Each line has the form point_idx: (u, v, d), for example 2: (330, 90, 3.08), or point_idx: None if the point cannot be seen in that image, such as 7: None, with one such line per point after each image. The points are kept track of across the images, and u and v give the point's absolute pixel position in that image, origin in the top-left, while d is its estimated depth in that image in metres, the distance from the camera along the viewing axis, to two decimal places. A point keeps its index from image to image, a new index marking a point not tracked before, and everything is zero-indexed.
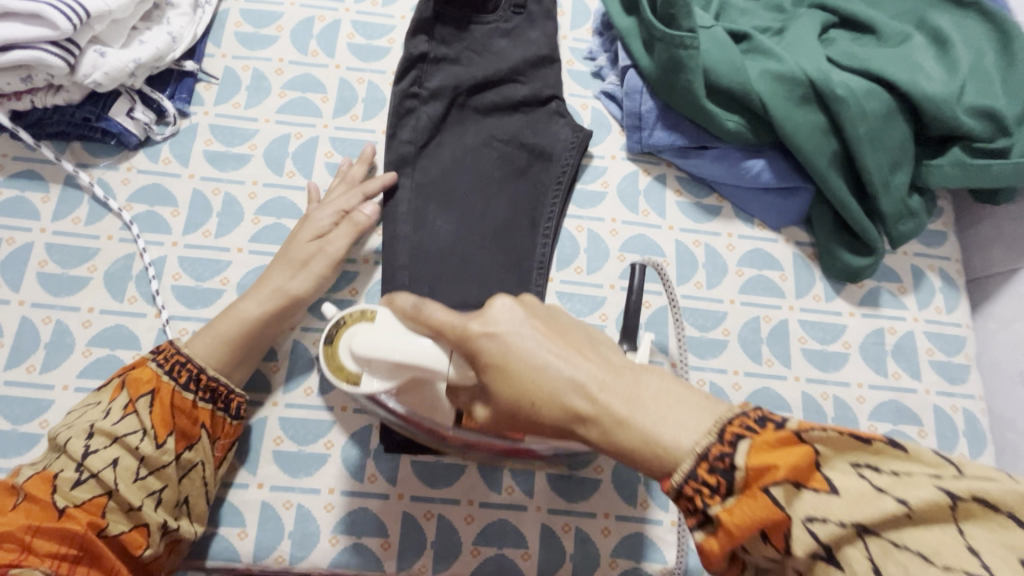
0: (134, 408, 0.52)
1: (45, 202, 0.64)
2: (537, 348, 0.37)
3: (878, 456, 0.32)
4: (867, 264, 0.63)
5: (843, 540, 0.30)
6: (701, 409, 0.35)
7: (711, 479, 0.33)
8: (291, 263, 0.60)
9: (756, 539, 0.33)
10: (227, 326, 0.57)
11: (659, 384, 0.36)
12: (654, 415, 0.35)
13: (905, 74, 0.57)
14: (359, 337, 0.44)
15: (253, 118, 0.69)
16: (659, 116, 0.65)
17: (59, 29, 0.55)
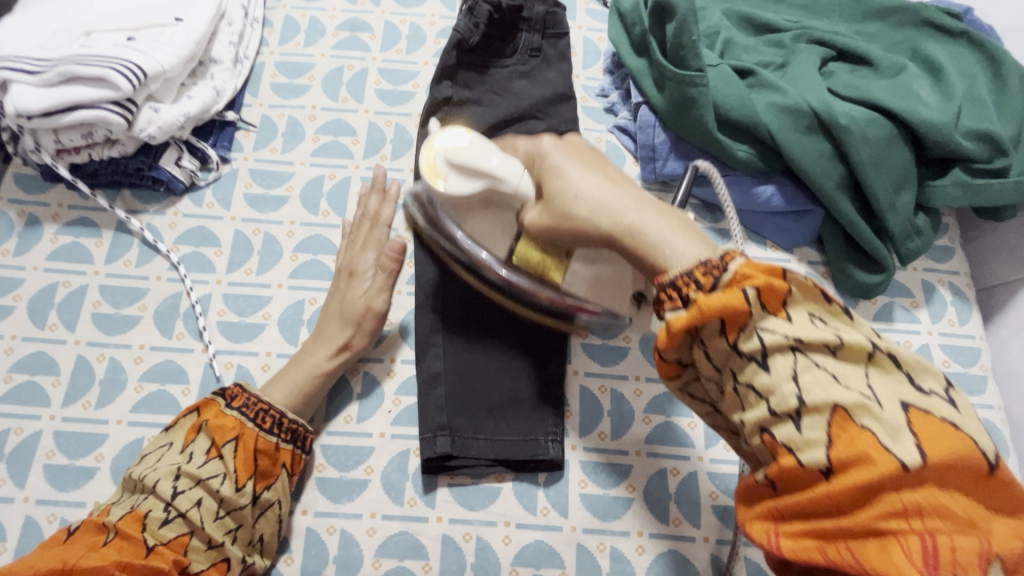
0: (219, 452, 0.55)
1: (99, 246, 0.69)
2: (581, 172, 0.48)
3: (831, 314, 0.38)
4: (880, 280, 0.65)
5: (775, 350, 0.35)
6: (704, 242, 0.42)
7: (703, 280, 0.38)
8: (348, 318, 0.63)
9: (715, 329, 0.38)
10: (298, 376, 0.61)
11: (678, 218, 0.44)
12: (667, 232, 0.42)
13: (904, 102, 0.61)
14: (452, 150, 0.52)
15: (290, 162, 0.74)
16: (672, 147, 0.68)
17: (120, 90, 0.60)
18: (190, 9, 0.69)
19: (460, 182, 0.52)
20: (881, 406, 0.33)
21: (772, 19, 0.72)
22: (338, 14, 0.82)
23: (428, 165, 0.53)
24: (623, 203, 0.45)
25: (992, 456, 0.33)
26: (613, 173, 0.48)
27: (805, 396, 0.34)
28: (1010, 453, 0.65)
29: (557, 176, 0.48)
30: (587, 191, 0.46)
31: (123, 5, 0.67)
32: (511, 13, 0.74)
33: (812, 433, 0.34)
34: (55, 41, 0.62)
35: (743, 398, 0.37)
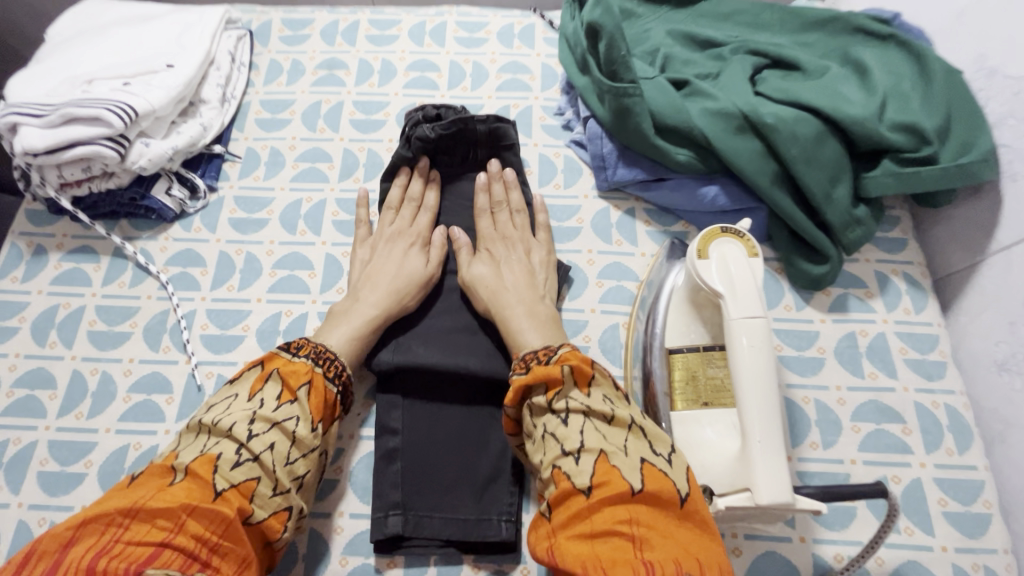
0: (293, 398, 0.56)
1: (97, 270, 0.75)
2: (512, 283, 0.68)
3: (619, 398, 0.55)
4: (827, 271, 0.68)
5: (574, 412, 0.53)
6: (557, 335, 0.62)
7: (541, 357, 0.58)
8: (416, 279, 0.69)
9: (543, 391, 0.55)
10: (352, 323, 0.65)
11: (550, 312, 0.65)
12: (541, 331, 0.62)
13: (828, 101, 0.65)
14: (733, 258, 0.56)
15: (271, 188, 0.80)
16: (620, 156, 0.73)
17: (113, 127, 0.68)
18: (180, 57, 0.78)
19: (720, 272, 0.55)
20: (620, 456, 0.49)
21: (712, 35, 0.77)
22: (318, 55, 0.90)
23: (704, 240, 0.58)
24: (516, 296, 0.66)
25: (684, 492, 0.48)
26: (523, 275, 0.69)
27: (585, 442, 0.51)
28: (974, 438, 0.64)
29: (499, 284, 0.68)
30: (515, 309, 0.65)
31: (122, 56, 0.76)
32: (456, 134, 0.74)
33: (583, 466, 0.49)
34: (61, 90, 0.70)
35: (545, 442, 0.53)
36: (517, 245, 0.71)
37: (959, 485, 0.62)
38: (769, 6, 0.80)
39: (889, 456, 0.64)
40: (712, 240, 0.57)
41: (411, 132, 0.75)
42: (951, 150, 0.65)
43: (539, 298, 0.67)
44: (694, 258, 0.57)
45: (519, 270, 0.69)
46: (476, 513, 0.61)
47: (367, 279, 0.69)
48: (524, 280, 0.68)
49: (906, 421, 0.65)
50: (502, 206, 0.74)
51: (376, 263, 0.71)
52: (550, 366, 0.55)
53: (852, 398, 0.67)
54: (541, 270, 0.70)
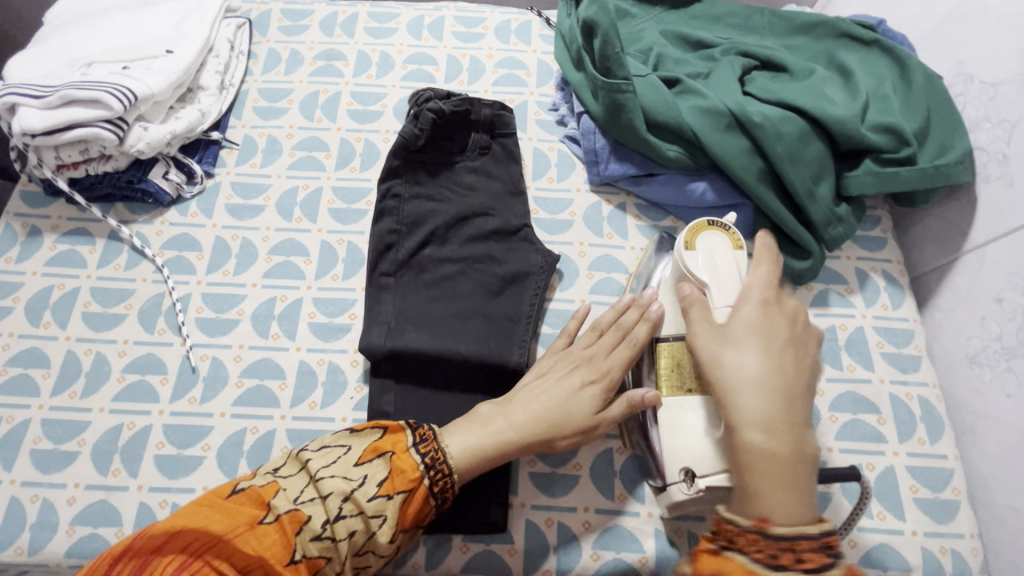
0: (389, 493, 0.54)
1: (92, 252, 0.76)
2: (751, 364, 0.47)
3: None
4: (808, 266, 0.70)
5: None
6: (793, 489, 0.42)
7: (808, 556, 0.39)
8: (574, 421, 0.60)
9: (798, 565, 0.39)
10: (483, 432, 0.60)
11: (791, 453, 0.44)
12: (771, 496, 0.42)
13: (813, 102, 0.67)
14: (719, 251, 0.58)
15: (268, 175, 0.81)
16: (612, 151, 0.75)
17: (113, 110, 0.69)
18: (180, 43, 0.78)
19: (704, 262, 0.58)
20: None
21: (704, 36, 0.80)
22: (316, 46, 0.91)
23: (691, 233, 0.59)
24: (762, 404, 0.45)
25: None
26: (792, 361, 0.47)
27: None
28: (946, 428, 0.67)
29: (756, 353, 0.47)
30: (753, 389, 0.46)
31: (121, 41, 0.76)
32: (457, 118, 0.77)
33: None
34: (60, 72, 0.71)
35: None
36: (768, 286, 0.52)
37: (930, 473, 0.65)
38: (760, 10, 0.83)
39: (864, 444, 0.66)
40: (698, 233, 0.60)
41: (420, 107, 0.75)
42: (928, 153, 0.67)
43: (787, 371, 0.47)
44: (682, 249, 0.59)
45: (775, 317, 0.50)
46: (465, 495, 0.63)
47: (476, 409, 0.62)
48: (790, 356, 0.48)
49: (881, 411, 0.68)
50: (760, 272, 0.53)
51: (544, 381, 0.63)
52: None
53: (830, 389, 0.69)
54: (803, 345, 0.49)
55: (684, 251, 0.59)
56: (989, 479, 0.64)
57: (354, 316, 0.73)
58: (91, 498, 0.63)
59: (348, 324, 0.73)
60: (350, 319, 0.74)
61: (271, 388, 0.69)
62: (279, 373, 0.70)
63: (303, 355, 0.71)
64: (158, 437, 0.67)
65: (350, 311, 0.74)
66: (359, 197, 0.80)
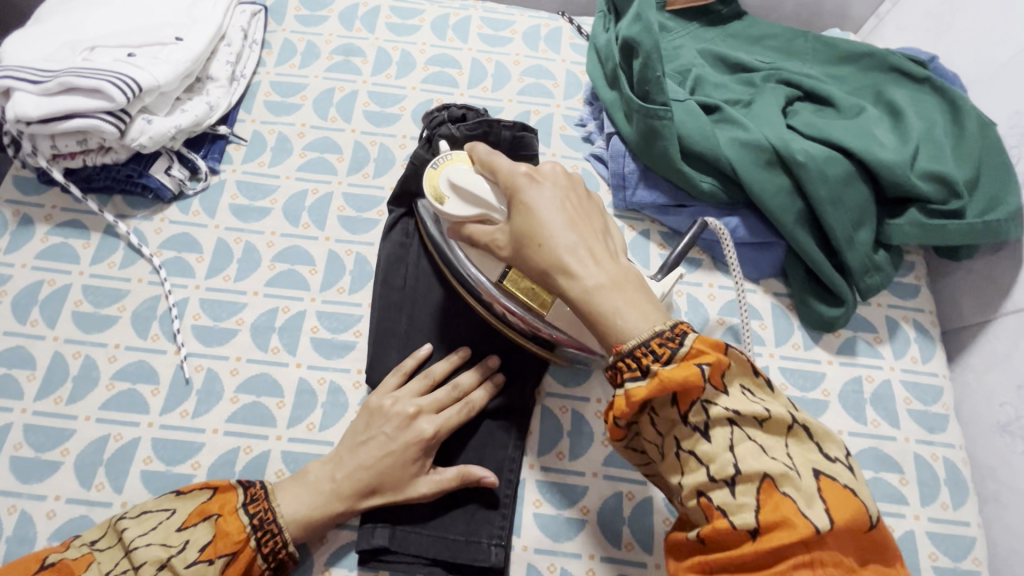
0: (209, 559, 0.54)
1: (86, 247, 0.72)
2: (557, 229, 0.46)
3: (757, 386, 0.43)
4: (840, 314, 0.67)
5: (713, 420, 0.41)
6: (644, 320, 0.43)
7: (661, 352, 0.41)
8: (395, 483, 0.58)
9: (665, 401, 0.42)
10: (314, 493, 0.58)
11: (627, 279, 0.45)
12: (624, 317, 0.43)
13: (861, 143, 0.64)
14: (456, 171, 0.56)
15: (276, 175, 0.77)
16: (641, 177, 0.71)
17: (114, 101, 0.64)
18: (190, 30, 0.73)
19: (461, 199, 0.55)
20: (761, 445, 0.40)
21: (745, 60, 0.76)
22: (334, 39, 0.86)
23: (434, 186, 0.58)
24: (576, 257, 0.44)
25: (873, 517, 0.40)
26: (575, 206, 0.48)
27: (742, 465, 0.40)
28: (970, 494, 0.64)
29: (539, 213, 0.47)
30: (568, 248, 0.45)
31: (128, 24, 0.71)
32: (474, 142, 0.72)
33: (720, 449, 0.41)
34: (60, 55, 0.66)
35: (682, 465, 0.43)
36: (538, 174, 0.49)
37: (952, 540, 0.62)
38: (803, 33, 0.79)
39: (885, 505, 0.63)
40: (437, 177, 0.58)
41: (433, 132, 0.72)
42: (977, 204, 0.64)
43: (581, 213, 0.48)
44: (437, 207, 0.57)
45: (545, 182, 0.49)
46: (466, 533, 0.60)
47: (346, 448, 0.60)
48: (573, 200, 0.48)
49: (904, 471, 0.65)
50: (520, 166, 0.50)
51: (366, 442, 0.59)
52: (681, 367, 0.41)
53: (852, 444, 0.66)
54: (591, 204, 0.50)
55: (441, 202, 0.57)
56: (1013, 552, 0.61)
57: (358, 333, 0.70)
58: (72, 513, 0.60)
59: (352, 342, 0.69)
60: (354, 335, 0.70)
61: (268, 406, 0.66)
62: (277, 391, 0.67)
63: (303, 372, 0.68)
64: (146, 451, 0.63)
65: (355, 327, 0.70)
66: (371, 206, 0.76)
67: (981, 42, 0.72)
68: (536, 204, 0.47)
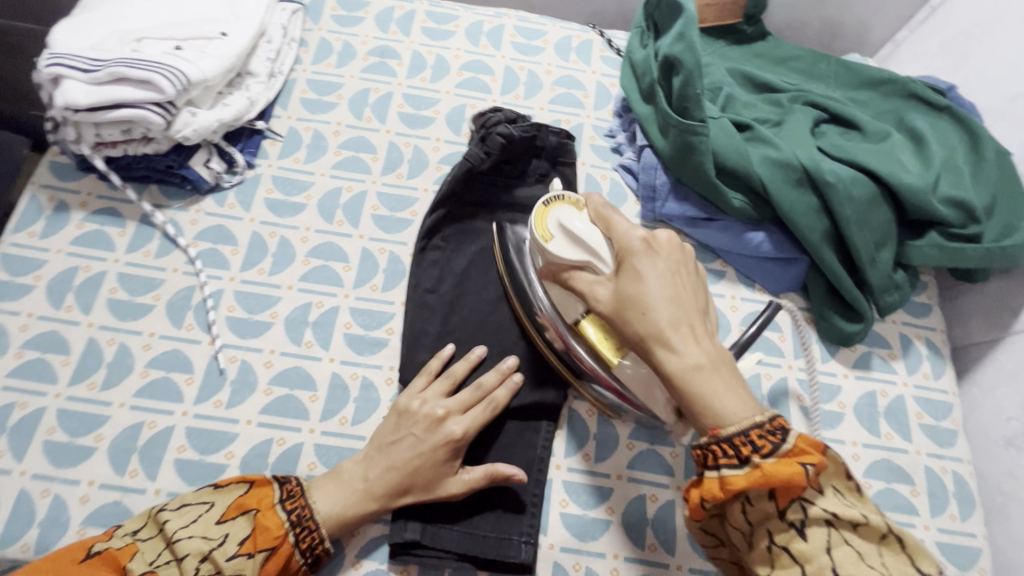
0: (251, 553, 0.55)
1: (122, 236, 0.72)
2: (659, 293, 0.52)
3: (849, 489, 0.46)
4: (858, 330, 0.69)
5: (811, 522, 0.43)
6: (745, 404, 0.47)
7: (761, 445, 0.44)
8: (427, 482, 0.59)
9: (762, 494, 0.45)
10: (348, 491, 0.59)
11: (724, 370, 0.49)
12: (715, 389, 0.48)
13: (886, 167, 0.67)
14: (569, 215, 0.61)
15: (311, 172, 0.78)
16: (671, 190, 0.73)
17: (163, 93, 0.65)
18: (234, 25, 0.74)
19: (568, 242, 0.60)
20: (861, 551, 0.42)
21: (773, 80, 0.78)
22: (370, 40, 0.87)
23: (541, 220, 0.63)
24: (681, 333, 0.50)
25: None
26: (678, 281, 0.54)
27: (839, 570, 0.42)
28: (977, 507, 0.66)
29: (648, 283, 0.52)
30: (665, 323, 0.50)
31: (174, 16, 0.72)
32: (524, 142, 0.76)
33: (816, 547, 0.43)
34: (108, 45, 0.67)
35: (774, 558, 0.44)
36: (666, 254, 0.55)
37: (959, 551, 0.64)
38: (826, 57, 0.82)
39: (897, 515, 0.65)
40: (546, 217, 0.63)
41: (489, 130, 0.76)
42: (993, 230, 0.67)
43: (687, 291, 0.54)
44: (542, 243, 0.61)
45: (656, 255, 0.55)
46: (496, 531, 0.61)
47: (379, 447, 0.61)
48: (681, 280, 0.54)
49: (915, 483, 0.67)
50: (637, 236, 0.56)
51: (396, 443, 0.61)
52: (782, 465, 0.44)
53: (866, 455, 0.68)
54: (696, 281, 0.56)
55: (547, 240, 0.61)
56: (1016, 563, 0.63)
57: (390, 331, 0.71)
58: (105, 499, 0.61)
59: (384, 339, 0.71)
60: (386, 333, 0.71)
61: (300, 399, 0.67)
62: (309, 385, 0.68)
63: (336, 367, 0.69)
64: (179, 440, 0.64)
65: (387, 325, 0.71)
66: (404, 206, 0.78)
67: (998, 74, 0.75)
68: (642, 275, 0.53)
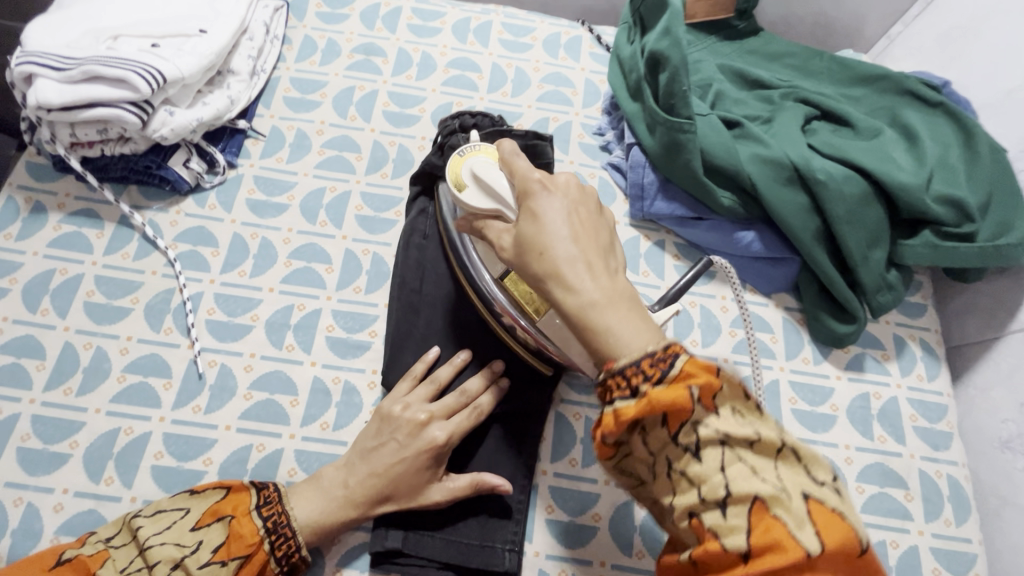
0: (223, 560, 0.53)
1: (100, 237, 0.71)
2: (561, 232, 0.46)
3: (750, 408, 0.41)
4: (851, 331, 0.68)
5: (705, 443, 0.39)
6: (642, 330, 0.42)
7: (650, 372, 0.40)
8: (409, 491, 0.58)
9: (657, 421, 0.41)
10: (327, 498, 0.57)
11: (625, 301, 0.44)
12: (617, 321, 0.43)
13: (878, 164, 0.66)
14: (479, 163, 0.56)
15: (293, 172, 0.77)
16: (660, 189, 0.72)
17: (138, 92, 0.64)
18: (214, 23, 0.73)
19: (478, 192, 0.55)
20: (756, 469, 0.38)
21: (764, 77, 0.77)
22: (355, 38, 0.86)
23: (456, 170, 0.58)
24: (581, 267, 0.45)
25: (867, 545, 0.37)
26: (582, 217, 0.48)
27: (731, 487, 0.38)
28: (972, 511, 0.65)
29: (546, 220, 0.47)
30: (569, 261, 0.45)
31: (151, 14, 0.71)
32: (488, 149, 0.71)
33: (711, 471, 0.39)
34: (83, 42, 0.66)
35: (674, 484, 0.41)
36: (564, 191, 0.49)
37: (954, 556, 0.63)
38: (819, 53, 0.80)
39: (890, 520, 0.64)
40: (461, 166, 0.58)
41: (445, 140, 0.72)
42: (989, 228, 0.66)
43: (592, 227, 0.48)
44: (456, 194, 0.57)
45: (555, 191, 0.49)
46: (479, 538, 0.60)
47: (360, 453, 0.59)
48: (581, 213, 0.48)
49: (909, 487, 0.66)
50: (536, 172, 0.50)
51: (377, 449, 0.59)
52: (670, 390, 0.39)
53: (859, 459, 0.66)
54: (597, 211, 0.50)
55: (460, 190, 0.57)
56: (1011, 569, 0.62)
57: (373, 334, 0.70)
58: (80, 507, 0.59)
59: (367, 342, 0.69)
60: (369, 336, 0.70)
61: (281, 404, 0.65)
62: (291, 389, 0.66)
63: (318, 371, 0.67)
64: (156, 446, 0.62)
65: (371, 328, 0.70)
66: (389, 206, 0.76)
67: (993, 70, 0.74)
68: (541, 213, 0.48)
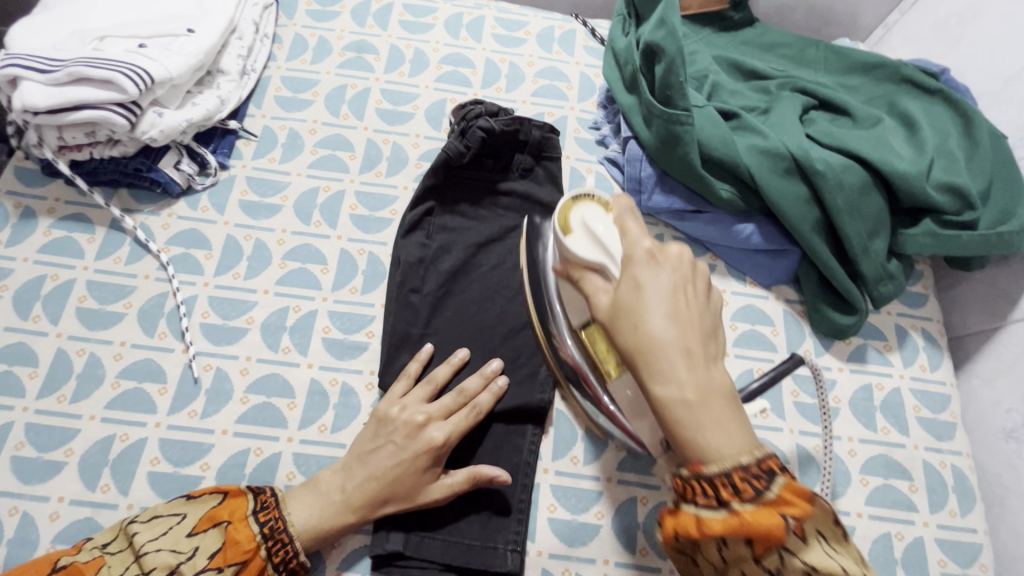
0: (219, 568, 0.53)
1: (90, 242, 0.70)
2: (661, 313, 0.41)
3: (837, 536, 0.41)
4: (852, 322, 0.67)
5: (789, 572, 0.38)
6: (736, 442, 0.39)
7: (742, 487, 0.38)
8: (408, 493, 0.57)
9: (740, 540, 0.38)
10: (326, 502, 0.57)
11: (721, 407, 0.40)
12: (706, 430, 0.39)
13: (877, 153, 0.65)
14: (593, 215, 0.51)
15: (286, 172, 0.76)
16: (657, 181, 0.71)
17: (126, 93, 0.63)
18: (202, 22, 0.72)
19: (583, 240, 0.50)
20: None
21: (760, 67, 0.76)
22: (346, 36, 0.85)
23: (563, 214, 0.53)
24: (683, 359, 0.40)
25: None
26: (687, 300, 0.43)
27: None
28: (977, 501, 0.65)
29: (648, 296, 0.42)
30: (669, 344, 0.40)
31: (138, 13, 0.70)
32: (507, 137, 0.74)
33: None
34: (68, 44, 0.65)
35: None
36: (674, 267, 0.44)
37: (959, 547, 0.63)
38: (815, 42, 0.79)
39: (895, 512, 0.63)
40: (571, 210, 0.53)
41: (468, 124, 0.73)
42: (989, 216, 0.65)
43: (698, 313, 0.43)
44: (558, 235, 0.51)
45: (659, 266, 0.44)
46: (480, 539, 0.60)
47: (357, 455, 0.59)
48: (684, 295, 0.43)
49: (913, 478, 0.65)
50: (644, 239, 0.45)
51: (374, 451, 0.58)
52: (764, 513, 0.37)
53: (863, 451, 0.66)
54: (704, 296, 0.44)
55: (562, 232, 0.51)
56: (1017, 558, 0.62)
57: (370, 334, 0.69)
58: (76, 515, 0.58)
59: (365, 343, 0.68)
60: (366, 336, 0.69)
61: (279, 407, 0.65)
62: (288, 391, 0.65)
63: (315, 373, 0.67)
64: (153, 452, 0.62)
65: (368, 328, 0.69)
66: (383, 205, 0.76)
67: (991, 56, 0.73)
68: (642, 284, 0.43)
